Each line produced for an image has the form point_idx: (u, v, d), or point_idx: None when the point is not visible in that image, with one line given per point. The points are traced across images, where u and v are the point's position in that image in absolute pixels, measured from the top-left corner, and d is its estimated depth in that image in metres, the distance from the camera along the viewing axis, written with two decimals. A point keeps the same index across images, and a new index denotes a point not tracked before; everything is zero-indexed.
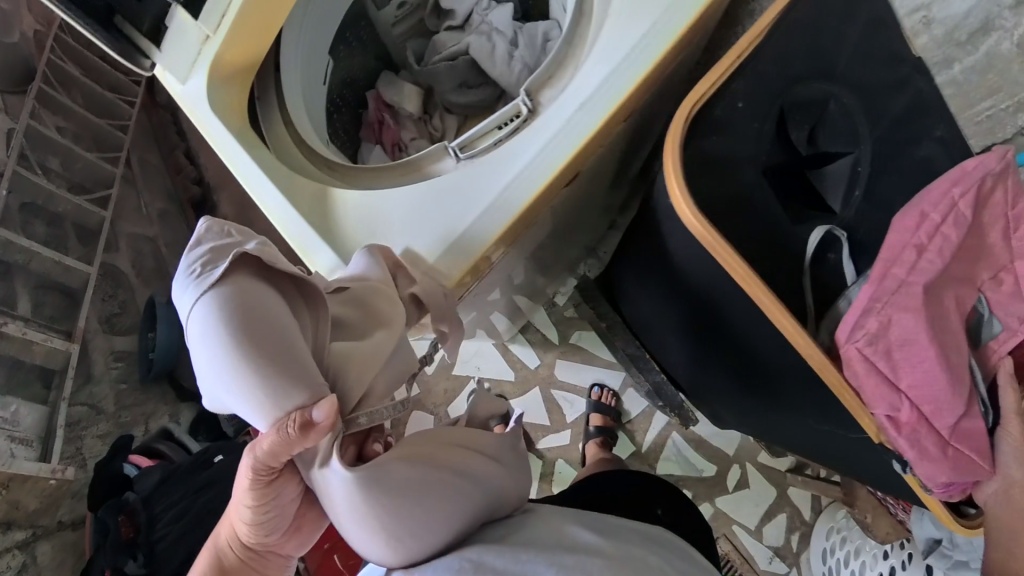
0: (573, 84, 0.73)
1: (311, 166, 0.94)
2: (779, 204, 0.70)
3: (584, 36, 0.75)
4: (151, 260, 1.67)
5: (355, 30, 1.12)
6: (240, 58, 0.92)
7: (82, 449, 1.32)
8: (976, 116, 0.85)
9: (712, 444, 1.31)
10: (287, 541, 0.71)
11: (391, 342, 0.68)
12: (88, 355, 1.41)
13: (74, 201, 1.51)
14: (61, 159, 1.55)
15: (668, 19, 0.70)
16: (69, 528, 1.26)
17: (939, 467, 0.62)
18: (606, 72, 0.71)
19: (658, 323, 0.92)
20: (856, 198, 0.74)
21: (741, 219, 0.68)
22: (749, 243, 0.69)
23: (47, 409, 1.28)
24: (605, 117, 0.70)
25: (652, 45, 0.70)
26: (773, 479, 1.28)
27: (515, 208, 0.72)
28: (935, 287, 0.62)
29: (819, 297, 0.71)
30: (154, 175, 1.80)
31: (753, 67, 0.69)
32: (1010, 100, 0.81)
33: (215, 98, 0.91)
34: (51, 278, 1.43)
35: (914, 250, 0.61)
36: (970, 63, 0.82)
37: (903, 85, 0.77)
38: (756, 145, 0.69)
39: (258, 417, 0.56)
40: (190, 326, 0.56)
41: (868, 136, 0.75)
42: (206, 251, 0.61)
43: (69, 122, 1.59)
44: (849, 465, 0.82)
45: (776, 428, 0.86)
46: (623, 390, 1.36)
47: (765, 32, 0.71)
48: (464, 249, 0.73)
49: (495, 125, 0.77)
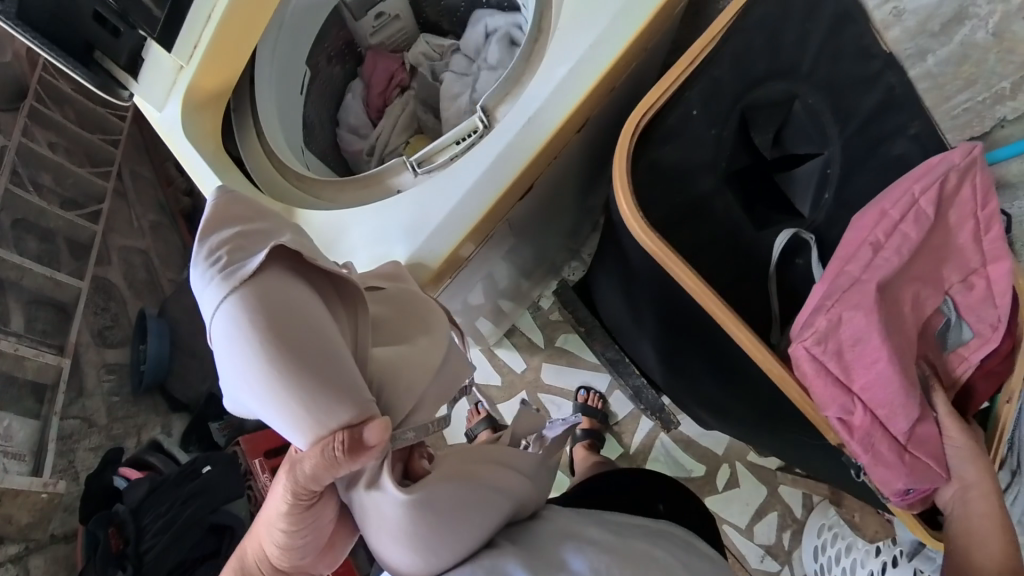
0: (525, 94, 0.74)
1: (281, 180, 0.93)
2: (741, 207, 0.72)
3: (539, 47, 0.76)
4: (143, 272, 1.68)
5: (332, 37, 1.10)
6: (214, 86, 0.92)
7: (74, 462, 1.34)
8: (952, 111, 0.81)
9: (701, 444, 1.30)
10: (318, 560, 0.69)
11: (434, 350, 0.67)
12: (81, 369, 1.42)
13: (65, 217, 1.53)
14: (54, 175, 1.55)
15: (616, 28, 0.70)
16: (61, 541, 1.30)
17: (895, 474, 0.63)
18: (556, 81, 0.72)
19: (629, 327, 0.92)
20: (827, 200, 0.73)
21: (700, 225, 0.71)
22: (709, 248, 0.71)
23: (40, 423, 1.30)
24: (557, 126, 0.71)
25: (603, 54, 0.70)
26: (763, 477, 1.26)
27: (474, 214, 0.74)
28: (894, 286, 0.64)
29: (785, 300, 0.72)
30: (147, 188, 1.79)
31: (708, 72, 0.71)
32: (987, 92, 0.77)
33: (192, 126, 0.91)
34: (44, 294, 1.42)
35: (869, 248, 0.63)
36: (944, 54, 0.78)
37: (872, 81, 0.71)
38: (716, 151, 0.71)
39: (296, 431, 0.53)
40: (217, 325, 0.52)
41: (836, 134, 0.72)
42: (232, 240, 0.57)
43: (61, 138, 1.59)
44: (823, 463, 0.82)
45: (750, 431, 0.87)
46: (609, 392, 1.35)
47: (721, 37, 0.72)
48: (428, 250, 0.76)
49: (451, 141, 0.79)
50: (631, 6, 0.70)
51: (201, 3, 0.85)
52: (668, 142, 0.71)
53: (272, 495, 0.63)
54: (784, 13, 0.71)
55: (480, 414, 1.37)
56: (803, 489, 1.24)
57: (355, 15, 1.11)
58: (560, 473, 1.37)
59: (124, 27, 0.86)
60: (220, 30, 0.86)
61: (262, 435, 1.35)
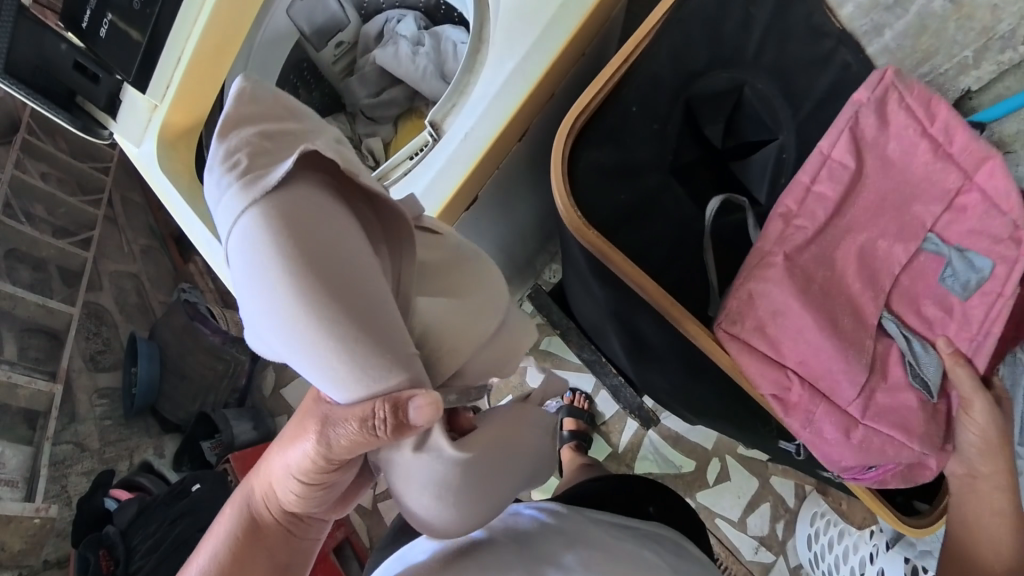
0: (473, 92, 0.74)
1: None
2: (694, 203, 0.73)
3: (482, 49, 0.75)
4: (134, 296, 1.68)
5: (299, 75, 1.11)
6: (187, 121, 0.91)
7: (66, 487, 1.36)
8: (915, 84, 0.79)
9: (689, 440, 1.27)
10: (329, 511, 0.58)
11: (487, 314, 0.53)
12: (73, 394, 1.44)
13: (57, 244, 1.55)
14: (46, 206, 1.58)
15: (549, 33, 0.70)
16: (54, 567, 1.31)
17: (839, 448, 0.66)
18: (503, 75, 0.72)
19: (600, 330, 0.92)
20: (782, 185, 0.73)
21: (653, 222, 0.72)
22: (667, 241, 0.72)
23: (32, 450, 1.33)
24: (509, 117, 0.71)
25: (535, 66, 0.71)
26: (754, 469, 1.23)
27: (485, 137, 0.72)
28: (830, 258, 0.65)
29: None
30: (136, 213, 1.78)
31: (648, 67, 0.71)
32: (948, 63, 0.75)
33: (167, 161, 0.90)
34: (36, 322, 1.45)
35: (801, 227, 0.65)
36: (902, 26, 0.75)
37: (827, 60, 0.70)
38: (661, 143, 0.72)
39: (328, 385, 0.40)
40: (235, 255, 0.38)
41: (789, 119, 0.72)
42: (255, 136, 0.40)
43: (53, 169, 1.63)
44: (801, 460, 0.83)
45: (721, 426, 0.86)
46: (595, 392, 1.34)
47: (664, 27, 0.71)
48: (452, 175, 0.74)
49: (407, 155, 0.81)
50: (559, 14, 0.70)
51: (172, 44, 0.85)
52: (608, 141, 0.71)
53: (292, 442, 0.50)
54: (724, 2, 0.70)
55: None
56: (795, 479, 1.20)
57: (315, 46, 1.08)
58: (551, 476, 1.36)
59: (103, 73, 0.87)
60: (190, 65, 0.86)
61: (251, 452, 1.36)
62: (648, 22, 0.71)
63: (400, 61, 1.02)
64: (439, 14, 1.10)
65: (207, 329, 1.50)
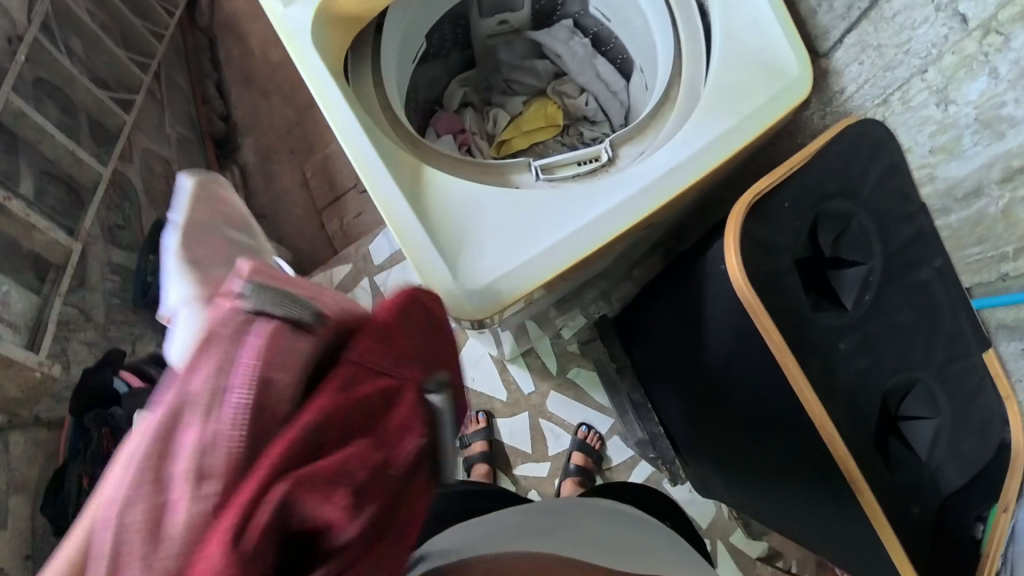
0: (572, 193, 0.83)
1: (391, 127, 0.97)
2: (804, 291, 0.86)
3: (663, 120, 0.91)
4: (162, 182, 1.64)
5: (460, 53, 1.25)
6: (345, 10, 0.93)
7: (67, 351, 1.26)
8: (966, 258, 0.91)
9: (689, 512, 1.39)
10: None
11: None
12: (88, 260, 1.37)
13: (96, 93, 1.47)
14: (87, 45, 1.51)
15: (615, 217, 0.80)
16: (44, 427, 1.20)
17: (836, 402, 0.86)
18: (601, 208, 0.81)
19: (669, 364, 1.07)
20: (866, 300, 0.87)
21: (774, 290, 0.84)
22: (784, 316, 0.84)
23: (38, 301, 1.24)
24: (615, 234, 0.80)
25: (689, 169, 0.82)
26: (742, 563, 1.36)
27: (614, 228, 0.80)
28: (874, 361, 0.87)
29: (823, 371, 0.85)
30: (178, 97, 1.79)
31: (801, 177, 0.86)
32: (994, 250, 0.86)
33: (319, 36, 0.91)
34: (59, 168, 1.36)
35: (863, 340, 0.87)
36: (964, 215, 0.88)
37: (910, 219, 0.89)
38: (794, 238, 0.86)
39: None
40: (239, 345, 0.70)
41: (878, 251, 0.88)
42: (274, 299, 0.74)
43: (99, 10, 1.56)
44: (809, 536, 1.00)
45: (759, 478, 0.98)
46: (608, 435, 1.48)
47: (795, 169, 0.86)
48: (597, 232, 0.80)
49: (576, 161, 0.89)
50: (750, 114, 0.85)
51: None
52: (760, 221, 0.84)
53: None
54: (855, 154, 0.89)
55: (479, 423, 1.50)
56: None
57: (481, 14, 1.16)
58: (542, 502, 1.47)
59: None
60: None
61: None
62: (733, 215, 0.82)
63: (573, 57, 1.17)
64: (606, 40, 1.17)
65: None
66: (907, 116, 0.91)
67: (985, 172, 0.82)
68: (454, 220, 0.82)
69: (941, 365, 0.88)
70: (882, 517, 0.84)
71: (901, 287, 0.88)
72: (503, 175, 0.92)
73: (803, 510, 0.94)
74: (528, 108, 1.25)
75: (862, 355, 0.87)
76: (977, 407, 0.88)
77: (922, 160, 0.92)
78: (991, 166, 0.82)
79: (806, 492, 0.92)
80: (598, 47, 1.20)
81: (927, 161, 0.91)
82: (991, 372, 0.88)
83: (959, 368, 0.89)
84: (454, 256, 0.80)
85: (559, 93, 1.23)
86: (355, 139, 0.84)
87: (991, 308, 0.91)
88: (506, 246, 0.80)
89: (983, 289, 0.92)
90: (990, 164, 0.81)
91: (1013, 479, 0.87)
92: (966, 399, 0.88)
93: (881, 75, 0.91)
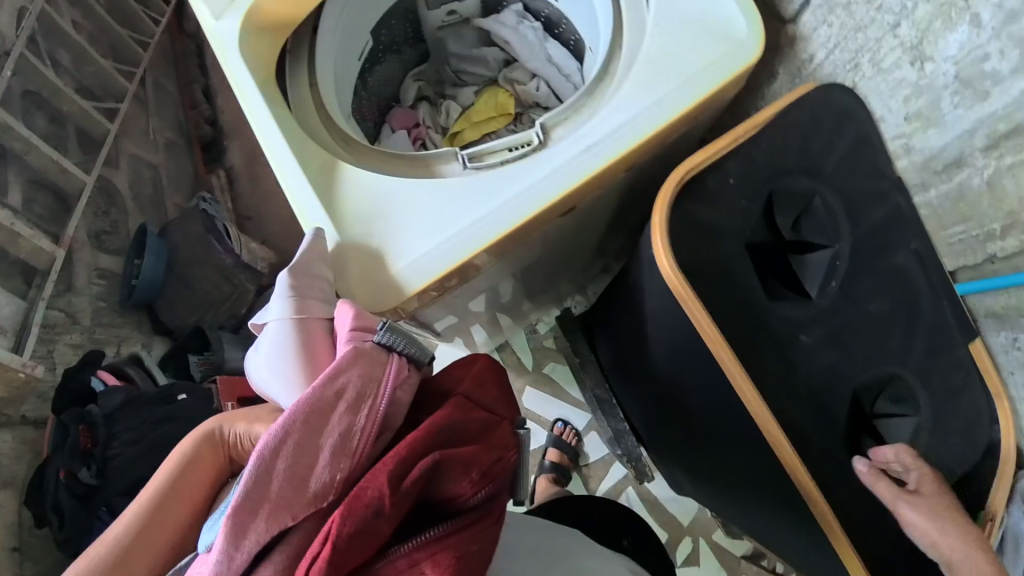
0: (486, 176, 0.81)
1: (323, 124, 0.97)
2: (758, 280, 0.76)
3: (601, 95, 0.82)
4: (149, 187, 1.69)
5: (411, 45, 1.23)
6: (272, 16, 0.97)
7: (53, 351, 1.32)
8: (948, 239, 0.80)
9: (668, 510, 1.32)
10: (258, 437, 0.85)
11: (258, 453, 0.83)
12: (73, 263, 1.42)
13: (81, 104, 1.51)
14: (73, 56, 1.57)
15: (525, 197, 0.77)
16: (31, 425, 1.27)
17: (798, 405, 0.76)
18: (512, 191, 0.78)
19: (627, 361, 1.00)
20: (832, 289, 0.78)
21: (719, 280, 0.75)
22: (732, 309, 0.75)
23: (24, 305, 1.30)
24: (525, 216, 0.76)
25: (606, 147, 0.77)
26: (726, 563, 1.27)
27: (526, 209, 0.77)
28: (842, 359, 0.77)
29: (783, 370, 0.76)
30: (166, 103, 1.84)
31: (746, 150, 0.77)
32: (979, 230, 0.74)
33: (247, 44, 0.96)
34: (46, 177, 1.42)
35: (830, 335, 0.77)
36: (943, 190, 0.77)
37: (883, 197, 0.79)
38: (743, 220, 0.76)
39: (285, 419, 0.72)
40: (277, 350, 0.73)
41: (846, 233, 0.78)
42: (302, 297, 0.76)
43: (86, 21, 1.63)
44: (771, 540, 0.93)
45: (715, 479, 0.89)
46: (586, 431, 1.41)
47: (740, 142, 0.77)
48: (508, 212, 0.77)
49: (505, 147, 0.82)
50: (682, 85, 0.78)
51: None
52: (701, 200, 0.75)
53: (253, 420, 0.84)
54: (817, 125, 0.78)
55: None
56: None
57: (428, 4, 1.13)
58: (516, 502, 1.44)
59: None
60: None
61: (239, 381, 1.47)
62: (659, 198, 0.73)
63: (521, 41, 1.11)
64: (556, 23, 1.11)
65: (221, 248, 1.55)
66: (879, 81, 0.80)
67: (966, 140, 0.71)
68: (368, 211, 0.83)
69: (918, 359, 0.78)
70: (833, 522, 0.75)
71: (873, 273, 0.78)
72: (431, 167, 0.88)
73: (760, 515, 0.87)
74: (480, 96, 1.20)
75: (830, 349, 0.77)
76: (965, 406, 0.77)
77: (897, 130, 0.80)
78: (972, 133, 0.70)
79: (761, 500, 0.84)
80: (551, 31, 1.14)
81: (902, 131, 0.79)
82: (978, 367, 0.77)
83: (941, 362, 0.77)
84: (365, 255, 0.81)
85: (509, 80, 1.18)
86: (276, 143, 0.89)
87: (976, 296, 0.80)
88: (414, 242, 0.80)
89: (967, 273, 0.81)
90: (973, 130, 0.70)
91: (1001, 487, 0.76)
92: (952, 397, 0.77)
93: (852, 37, 0.80)
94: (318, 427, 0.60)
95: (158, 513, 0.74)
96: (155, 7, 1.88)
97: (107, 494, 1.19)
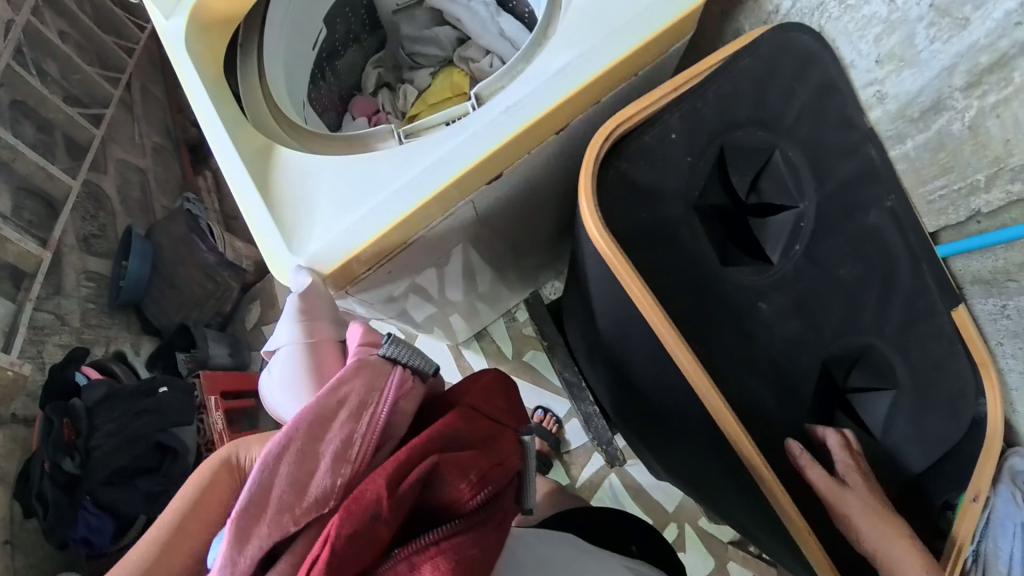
0: (414, 146, 0.76)
1: (263, 106, 0.93)
2: (710, 242, 0.68)
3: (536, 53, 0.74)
4: (137, 190, 1.73)
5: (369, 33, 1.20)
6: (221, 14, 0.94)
7: (43, 351, 1.37)
8: (927, 196, 0.70)
9: (652, 496, 1.25)
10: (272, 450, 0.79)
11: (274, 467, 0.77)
12: (61, 265, 1.46)
13: (67, 111, 1.55)
14: (60, 65, 1.60)
15: (447, 163, 0.72)
16: (21, 423, 1.31)
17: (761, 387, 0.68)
18: (431, 157, 0.73)
19: (587, 343, 0.93)
20: (796, 253, 0.69)
21: (665, 249, 0.67)
22: (679, 280, 0.67)
23: (13, 307, 1.34)
24: (444, 183, 0.72)
25: (530, 108, 0.71)
26: (712, 548, 1.20)
27: (446, 175, 0.72)
28: (809, 335, 0.68)
29: (741, 348, 0.68)
30: (153, 107, 1.87)
31: (690, 102, 0.69)
32: (961, 182, 0.65)
33: (195, 43, 0.92)
34: (34, 183, 1.45)
35: (795, 307, 0.68)
36: (921, 140, 0.67)
37: (854, 151, 0.70)
38: (690, 180, 0.68)
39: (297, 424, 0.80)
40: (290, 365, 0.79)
41: (812, 193, 0.69)
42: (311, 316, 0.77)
43: (72, 30, 1.66)
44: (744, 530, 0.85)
45: (680, 467, 0.82)
46: (567, 419, 1.35)
47: (683, 94, 0.69)
48: (429, 180, 0.73)
49: (443, 121, 0.78)
50: (613, 36, 0.71)
51: None
52: (641, 160, 0.68)
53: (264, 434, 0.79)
54: (774, 72, 0.70)
55: None
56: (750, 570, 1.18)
57: None
58: None
59: None
60: None
61: (222, 376, 1.49)
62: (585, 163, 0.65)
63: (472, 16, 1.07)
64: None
65: (204, 246, 1.57)
66: (845, 21, 0.70)
67: (944, 79, 0.61)
68: (297, 188, 0.79)
69: (896, 331, 0.69)
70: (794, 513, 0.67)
71: (845, 236, 0.68)
72: (366, 143, 0.84)
73: (724, 502, 0.80)
74: (434, 77, 1.15)
75: (795, 321, 0.68)
76: (946, 378, 0.69)
77: (868, 76, 0.70)
78: (951, 71, 0.60)
79: (722, 487, 0.76)
80: (505, 5, 1.08)
81: (875, 76, 0.69)
82: (961, 335, 0.69)
83: (920, 332, 0.69)
84: (290, 229, 0.77)
85: (462, 58, 1.12)
86: (214, 127, 0.87)
87: (960, 258, 0.71)
88: (340, 215, 0.76)
89: (951, 233, 0.72)
90: (953, 66, 0.60)
91: (990, 461, 0.69)
92: (932, 368, 0.69)
93: None
94: (319, 435, 0.56)
95: (176, 536, 0.70)
96: (141, 14, 1.91)
97: (90, 485, 1.23)
